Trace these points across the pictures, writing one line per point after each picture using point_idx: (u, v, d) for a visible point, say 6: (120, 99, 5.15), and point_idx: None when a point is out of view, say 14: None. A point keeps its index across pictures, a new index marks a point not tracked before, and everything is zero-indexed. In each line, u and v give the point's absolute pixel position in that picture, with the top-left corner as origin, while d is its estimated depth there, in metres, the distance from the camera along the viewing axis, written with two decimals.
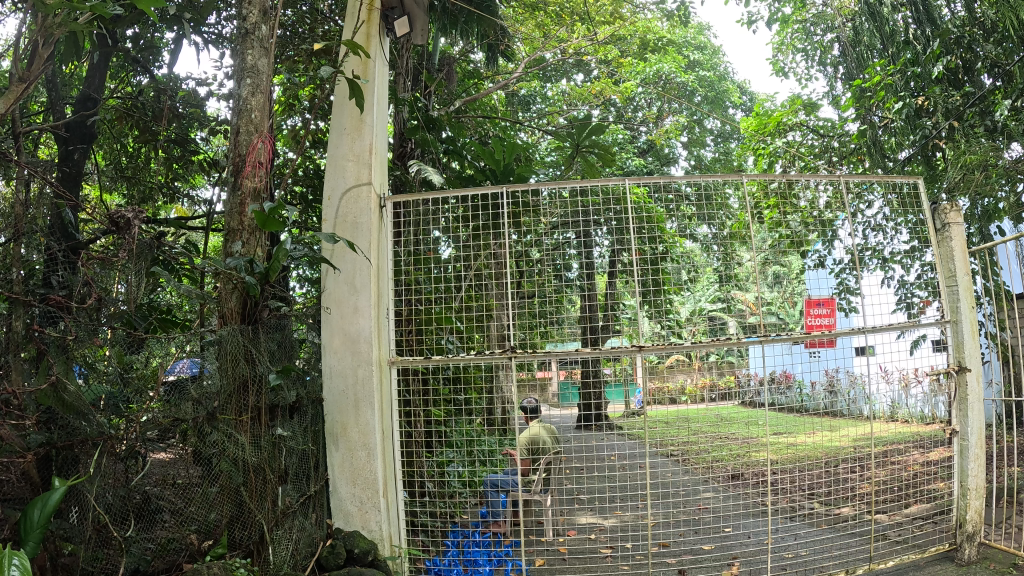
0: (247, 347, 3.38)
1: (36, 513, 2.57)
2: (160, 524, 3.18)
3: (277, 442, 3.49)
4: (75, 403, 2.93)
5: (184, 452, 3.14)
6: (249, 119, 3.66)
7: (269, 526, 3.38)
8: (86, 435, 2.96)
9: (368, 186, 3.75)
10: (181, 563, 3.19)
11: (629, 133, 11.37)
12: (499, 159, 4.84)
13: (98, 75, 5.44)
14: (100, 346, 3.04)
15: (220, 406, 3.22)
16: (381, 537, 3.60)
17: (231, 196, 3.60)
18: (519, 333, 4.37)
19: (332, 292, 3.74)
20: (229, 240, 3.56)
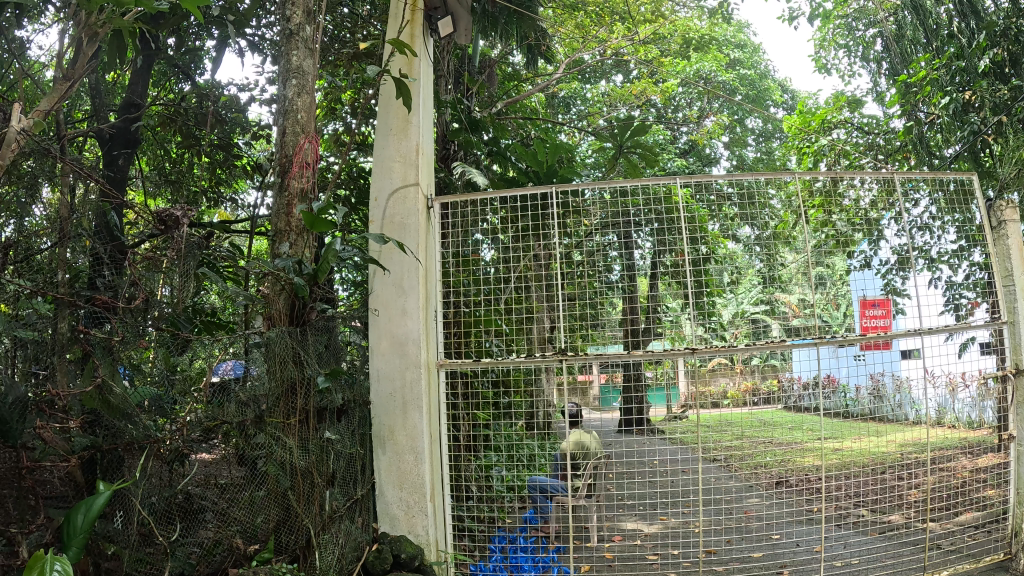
0: (294, 350, 3.31)
1: (80, 517, 2.57)
2: (204, 526, 3.16)
3: (324, 446, 3.41)
4: (121, 406, 2.96)
5: (227, 452, 3.14)
6: (295, 120, 3.64)
7: (316, 532, 3.31)
8: (131, 439, 2.99)
9: (416, 187, 3.71)
10: (226, 568, 3.16)
11: (669, 133, 11.24)
12: (541, 161, 4.76)
13: (141, 81, 5.50)
14: (145, 348, 3.09)
15: (267, 408, 3.21)
16: (427, 542, 3.55)
17: (278, 198, 3.57)
18: (561, 337, 4.29)
19: (379, 294, 3.69)
20: (277, 241, 3.53)
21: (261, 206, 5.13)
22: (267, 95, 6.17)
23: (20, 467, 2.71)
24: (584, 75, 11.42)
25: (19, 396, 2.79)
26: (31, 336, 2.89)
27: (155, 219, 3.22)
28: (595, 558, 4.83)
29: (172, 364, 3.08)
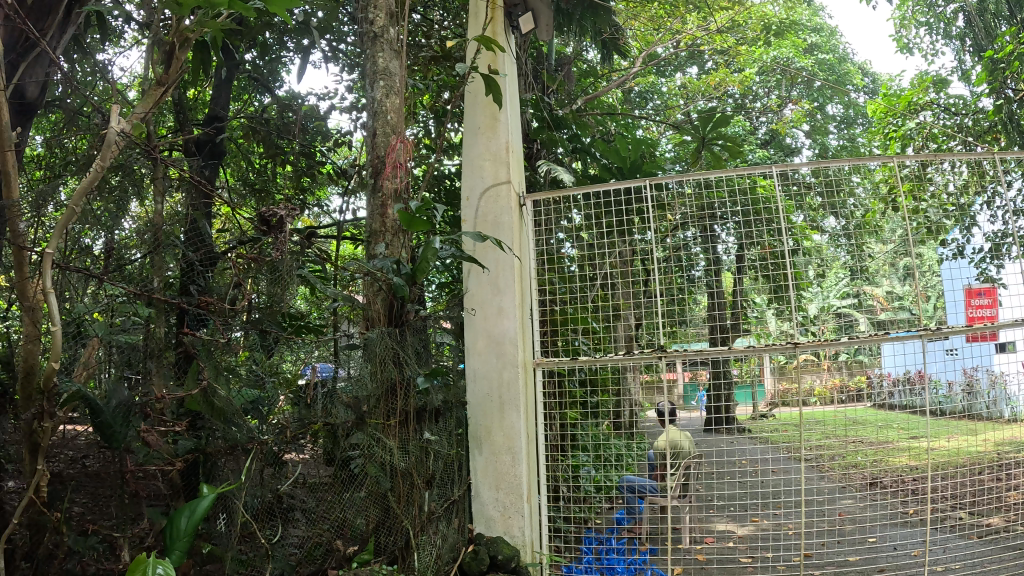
0: (394, 351, 3.31)
1: (184, 520, 2.58)
2: (295, 526, 3.16)
3: (424, 447, 3.41)
4: (226, 407, 3.02)
5: (316, 453, 3.19)
6: (385, 121, 3.66)
7: (414, 533, 3.29)
8: (236, 442, 3.08)
9: (508, 185, 3.68)
10: (327, 569, 3.16)
11: (747, 123, 10.96)
12: (624, 156, 4.67)
13: (223, 95, 5.65)
14: (241, 352, 3.15)
15: (369, 409, 3.22)
16: (524, 543, 3.51)
17: (371, 198, 3.58)
18: (646, 336, 4.19)
19: (474, 293, 3.69)
20: (372, 241, 3.54)
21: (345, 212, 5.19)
22: (346, 103, 6.26)
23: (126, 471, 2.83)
24: (659, 70, 11.23)
25: (123, 399, 2.84)
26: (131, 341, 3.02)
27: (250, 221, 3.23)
28: (688, 560, 4.70)
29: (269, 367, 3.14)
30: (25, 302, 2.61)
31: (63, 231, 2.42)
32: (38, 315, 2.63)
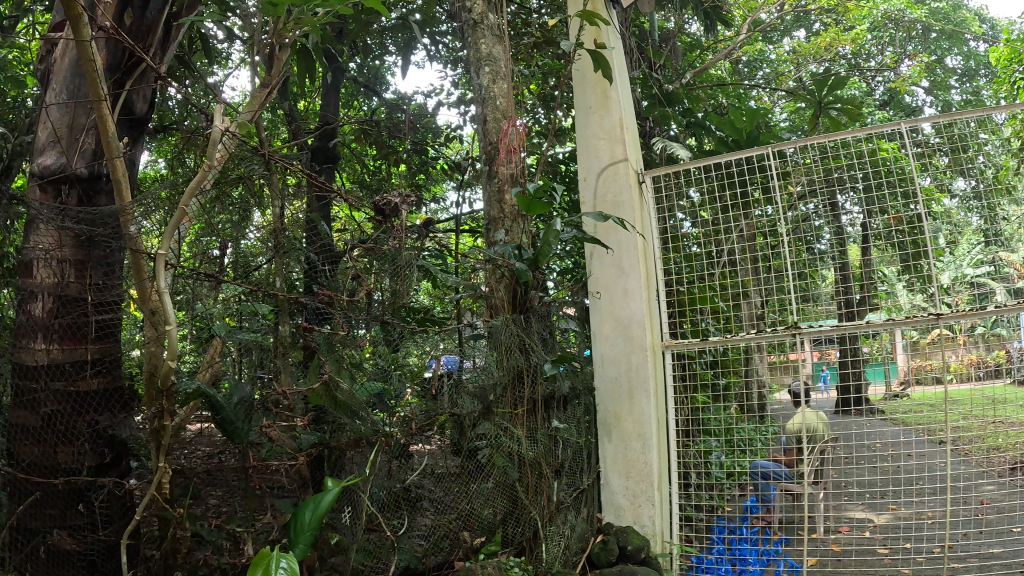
0: (521, 338, 3.31)
1: (307, 514, 2.33)
2: (425, 514, 3.10)
3: (553, 436, 3.40)
4: (350, 402, 2.75)
5: (445, 443, 3.09)
6: (495, 107, 3.64)
7: (542, 523, 3.24)
8: (360, 435, 2.84)
9: (626, 163, 3.60)
10: (453, 561, 3.12)
11: (864, 84, 10.37)
12: (739, 128, 4.46)
13: (333, 100, 5.72)
14: (364, 346, 2.90)
15: (496, 398, 3.19)
16: (653, 533, 3.43)
17: (488, 185, 3.55)
18: (771, 314, 3.98)
19: (599, 277, 3.65)
20: (492, 228, 3.50)
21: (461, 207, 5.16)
22: (453, 99, 6.27)
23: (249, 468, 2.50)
24: (764, 37, 10.77)
25: (245, 396, 2.60)
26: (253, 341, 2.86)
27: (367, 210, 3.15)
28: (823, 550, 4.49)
29: (392, 360, 3.00)
30: (145, 307, 2.40)
31: (177, 230, 2.35)
32: (160, 318, 2.41)
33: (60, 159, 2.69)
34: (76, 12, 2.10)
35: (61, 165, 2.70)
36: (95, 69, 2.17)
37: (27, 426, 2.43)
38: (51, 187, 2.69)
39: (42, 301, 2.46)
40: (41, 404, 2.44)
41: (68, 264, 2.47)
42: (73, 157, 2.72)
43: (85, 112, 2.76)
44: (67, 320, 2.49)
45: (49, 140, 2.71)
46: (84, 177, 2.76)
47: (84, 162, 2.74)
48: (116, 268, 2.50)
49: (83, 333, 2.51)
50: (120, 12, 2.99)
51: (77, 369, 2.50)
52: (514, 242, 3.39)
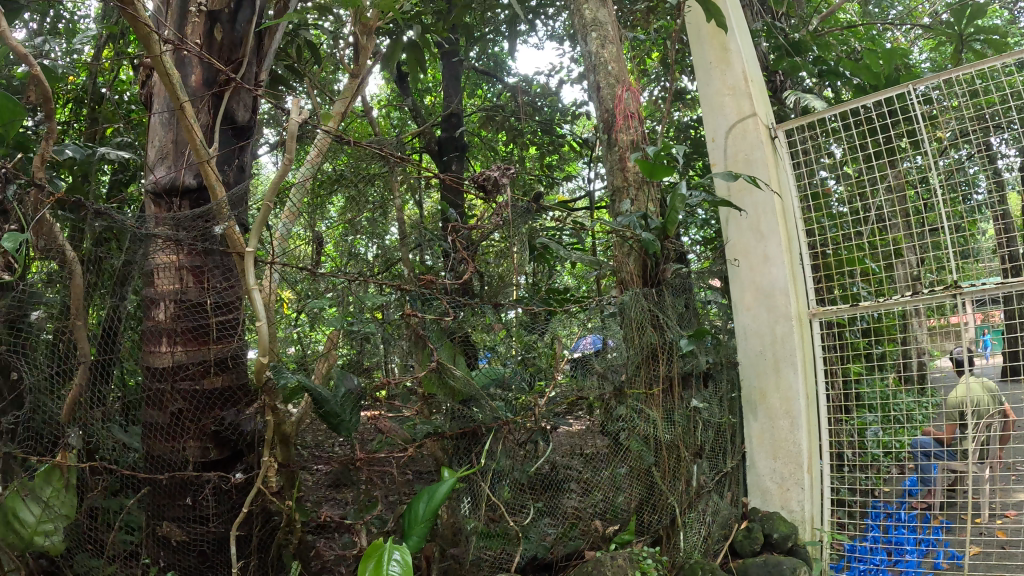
0: (652, 312, 2.98)
1: (423, 505, 2.10)
2: (569, 497, 2.73)
3: (692, 416, 3.10)
4: (465, 389, 2.42)
5: (593, 422, 2.79)
6: (606, 73, 3.34)
7: (682, 510, 2.97)
8: (479, 423, 2.47)
9: (754, 117, 3.29)
10: (582, 550, 2.76)
11: (1011, 18, 9.34)
12: (877, 73, 3.98)
13: (451, 89, 5.08)
14: (501, 328, 2.58)
15: (628, 378, 2.84)
16: (803, 519, 3.12)
17: (607, 155, 3.26)
18: (929, 275, 3.50)
19: (736, 242, 3.34)
20: (616, 198, 3.22)
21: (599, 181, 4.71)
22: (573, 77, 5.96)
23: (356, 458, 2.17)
24: None
25: (354, 387, 2.27)
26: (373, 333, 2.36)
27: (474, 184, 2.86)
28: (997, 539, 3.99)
29: (526, 341, 2.59)
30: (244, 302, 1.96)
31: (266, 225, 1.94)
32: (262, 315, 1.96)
33: (168, 173, 2.32)
34: (144, 28, 1.78)
35: (173, 180, 2.32)
36: (172, 80, 1.84)
37: (155, 427, 2.15)
38: (163, 200, 2.32)
39: (164, 305, 2.14)
40: (168, 399, 2.14)
41: (186, 269, 2.13)
42: (180, 170, 2.31)
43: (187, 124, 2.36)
44: (191, 322, 2.16)
45: (156, 157, 2.35)
46: (196, 188, 2.34)
47: (192, 174, 2.32)
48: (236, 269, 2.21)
49: (207, 333, 2.17)
50: (208, 27, 2.45)
51: (202, 370, 2.16)
52: (640, 211, 3.08)
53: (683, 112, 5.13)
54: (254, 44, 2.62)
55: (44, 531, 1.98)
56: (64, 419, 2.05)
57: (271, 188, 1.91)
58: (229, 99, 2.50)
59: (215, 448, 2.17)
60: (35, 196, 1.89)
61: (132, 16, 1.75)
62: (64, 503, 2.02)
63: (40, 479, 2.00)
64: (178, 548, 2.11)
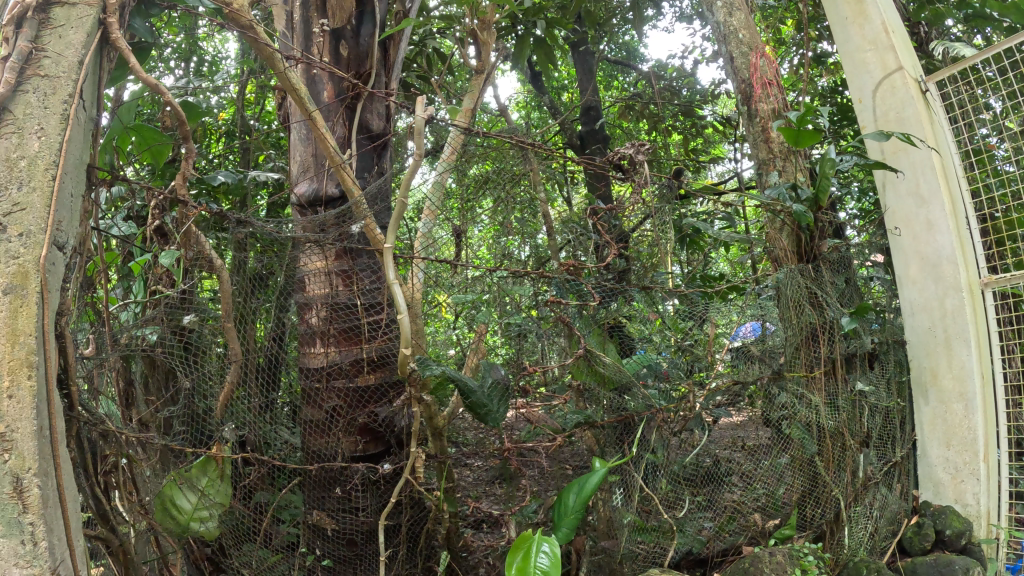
0: (811, 289, 2.67)
1: (572, 496, 1.91)
2: (733, 489, 2.56)
3: (857, 400, 2.79)
4: (616, 377, 2.28)
5: (755, 413, 2.57)
6: (738, 41, 3.07)
7: (847, 503, 2.71)
8: (631, 412, 2.33)
9: (902, 71, 3.00)
10: (741, 544, 2.59)
11: None
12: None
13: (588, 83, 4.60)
14: (656, 318, 2.46)
15: (787, 361, 2.60)
16: (980, 514, 2.82)
17: (750, 129, 2.98)
18: None
19: (895, 209, 3.06)
20: (764, 173, 2.91)
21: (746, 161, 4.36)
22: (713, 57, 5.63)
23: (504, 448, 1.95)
24: None
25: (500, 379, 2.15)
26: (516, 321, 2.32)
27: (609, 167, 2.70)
28: None
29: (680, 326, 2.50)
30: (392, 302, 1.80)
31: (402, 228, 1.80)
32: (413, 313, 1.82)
33: (311, 184, 2.07)
34: (267, 50, 1.60)
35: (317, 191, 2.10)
36: (301, 98, 1.68)
37: (312, 423, 2.03)
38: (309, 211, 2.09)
39: (317, 309, 1.99)
40: (324, 398, 2.04)
41: (336, 271, 2.00)
42: (323, 180, 2.08)
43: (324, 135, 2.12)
44: (344, 322, 2.03)
45: (300, 172, 2.15)
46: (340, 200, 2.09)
47: (334, 183, 2.08)
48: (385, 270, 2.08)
49: (360, 333, 2.05)
50: (333, 45, 2.14)
51: (355, 370, 2.04)
52: (790, 181, 2.78)
53: (826, 76, 4.73)
54: (381, 52, 2.31)
55: (201, 518, 1.81)
56: (219, 413, 1.86)
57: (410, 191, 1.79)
58: (362, 108, 2.20)
59: (366, 440, 2.09)
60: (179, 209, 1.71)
61: (253, 40, 1.58)
62: (220, 491, 1.83)
63: (196, 467, 1.81)
64: (332, 536, 2.05)
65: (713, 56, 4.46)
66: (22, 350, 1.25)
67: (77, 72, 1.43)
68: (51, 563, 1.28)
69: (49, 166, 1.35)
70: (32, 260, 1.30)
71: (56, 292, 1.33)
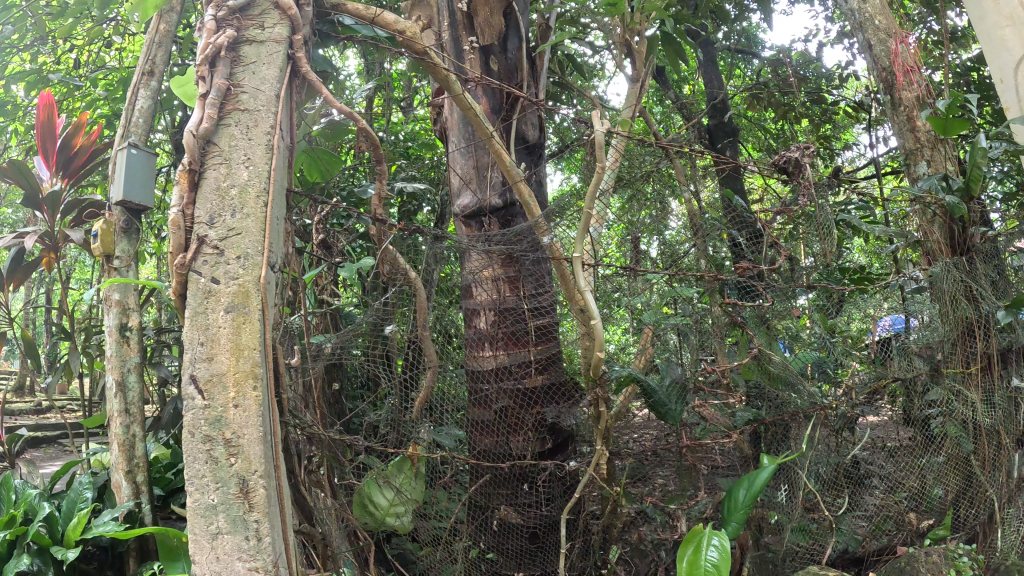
0: (967, 285, 2.60)
1: (742, 492, 2.04)
2: (872, 494, 2.61)
3: (1016, 398, 2.64)
4: (783, 375, 2.31)
5: (894, 414, 2.59)
6: (875, 28, 2.98)
7: (1003, 505, 2.61)
8: (797, 409, 2.28)
9: None
10: (895, 546, 2.67)
11: None
12: None
13: (713, 75, 4.47)
14: (801, 317, 2.49)
15: (943, 357, 2.58)
16: None
17: (894, 118, 2.90)
18: None
19: None
20: (911, 163, 2.83)
21: (885, 145, 4.21)
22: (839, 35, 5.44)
23: (681, 448, 1.96)
24: None
25: (680, 377, 2.25)
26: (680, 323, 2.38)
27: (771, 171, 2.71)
28: None
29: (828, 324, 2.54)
30: (572, 304, 1.92)
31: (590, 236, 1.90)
32: (590, 314, 1.92)
33: (474, 197, 2.20)
34: (440, 71, 1.74)
35: (479, 203, 2.21)
36: (478, 116, 1.74)
37: (478, 423, 2.10)
38: (473, 222, 2.21)
39: (484, 314, 2.11)
40: (493, 399, 2.10)
41: (502, 278, 2.11)
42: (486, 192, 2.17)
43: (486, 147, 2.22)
44: (512, 326, 2.11)
45: (461, 183, 2.24)
46: (502, 208, 2.17)
47: (497, 194, 2.15)
48: (547, 274, 2.14)
49: (526, 336, 2.11)
50: (483, 60, 2.28)
51: (523, 371, 2.10)
52: (941, 172, 2.71)
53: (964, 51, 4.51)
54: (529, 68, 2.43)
55: (396, 513, 1.95)
56: (416, 418, 1.95)
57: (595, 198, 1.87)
58: (519, 121, 2.30)
59: (539, 439, 2.11)
60: (380, 229, 1.89)
61: (429, 64, 1.73)
62: (414, 488, 1.98)
63: (393, 466, 1.96)
64: (501, 531, 2.06)
65: (837, 38, 4.31)
66: (247, 363, 1.38)
67: (275, 104, 1.54)
68: (272, 558, 1.37)
69: (260, 193, 1.46)
70: (252, 280, 1.42)
71: (273, 307, 1.45)
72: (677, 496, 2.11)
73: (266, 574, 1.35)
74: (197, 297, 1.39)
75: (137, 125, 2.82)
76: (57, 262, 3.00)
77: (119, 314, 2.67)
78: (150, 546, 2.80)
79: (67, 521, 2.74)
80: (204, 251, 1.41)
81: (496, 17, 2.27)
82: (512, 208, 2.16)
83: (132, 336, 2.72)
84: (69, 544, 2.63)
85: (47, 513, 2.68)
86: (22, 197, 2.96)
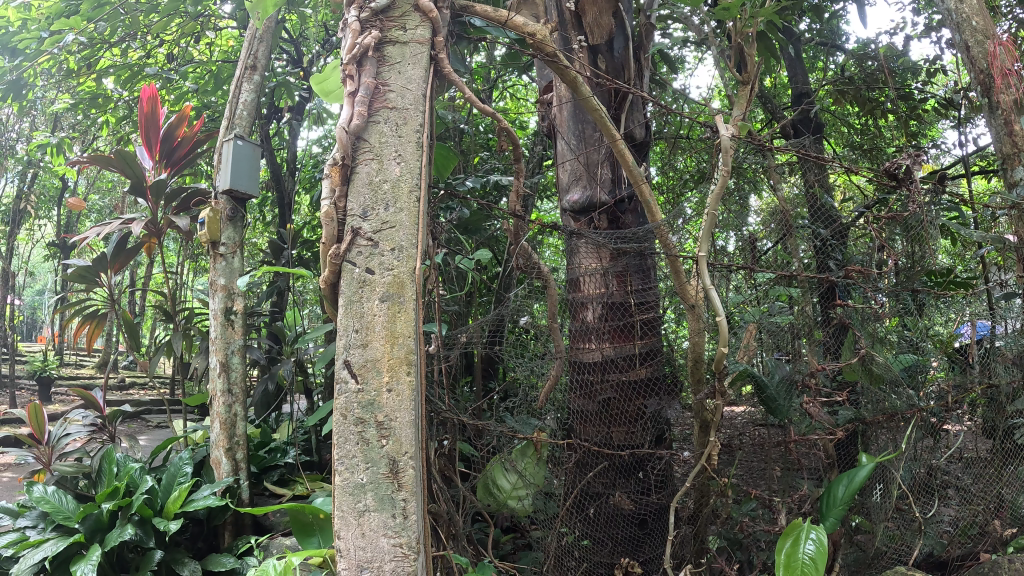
0: None
1: (841, 488, 2.09)
2: (948, 505, 2.59)
3: None
4: (886, 375, 2.37)
5: (974, 424, 2.65)
6: (972, 29, 2.99)
7: None
8: (896, 410, 2.37)
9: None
10: (979, 552, 2.67)
11: None
12: None
13: (798, 70, 4.48)
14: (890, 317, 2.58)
15: None
16: None
17: (991, 120, 2.98)
18: None
19: None
20: (1008, 168, 2.93)
21: (974, 142, 4.18)
22: None
23: (790, 442, 2.17)
24: None
25: (789, 374, 2.37)
26: (786, 322, 2.42)
27: (880, 175, 2.56)
28: None
29: (925, 326, 2.46)
30: (685, 301, 2.10)
31: (713, 237, 2.04)
32: (701, 310, 2.09)
33: (584, 194, 2.46)
34: (570, 74, 1.89)
35: (590, 199, 2.47)
36: (605, 119, 1.92)
37: (584, 413, 2.29)
38: (583, 218, 2.49)
39: (592, 307, 2.26)
40: (598, 390, 2.26)
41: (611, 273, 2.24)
42: (596, 189, 2.44)
43: (596, 145, 2.46)
44: (618, 320, 2.24)
45: (573, 178, 2.50)
46: (611, 203, 2.45)
47: (606, 190, 2.43)
48: (653, 270, 2.26)
49: (633, 330, 2.23)
50: (592, 59, 2.43)
51: (629, 364, 2.24)
52: None
53: None
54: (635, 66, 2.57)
55: (518, 496, 2.25)
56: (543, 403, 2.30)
57: (715, 202, 2.04)
58: (626, 119, 2.47)
59: (639, 429, 2.26)
60: (517, 223, 2.16)
61: (559, 66, 1.86)
62: (535, 473, 2.25)
63: (516, 452, 2.26)
64: (607, 520, 2.24)
65: (925, 31, 4.26)
66: (402, 350, 1.45)
67: (422, 103, 1.61)
68: (416, 535, 1.40)
69: (412, 188, 1.54)
70: (405, 271, 1.49)
71: (422, 297, 1.52)
72: (781, 491, 2.41)
73: (410, 550, 1.37)
74: (352, 286, 1.47)
75: (242, 117, 2.97)
76: (159, 246, 3.18)
77: (224, 298, 2.88)
78: (246, 521, 2.94)
79: (166, 493, 2.81)
80: (359, 242, 1.49)
81: (605, 17, 2.40)
82: (618, 206, 2.45)
83: (236, 319, 2.90)
84: (170, 515, 2.69)
85: (150, 485, 2.77)
86: (129, 185, 3.12)
